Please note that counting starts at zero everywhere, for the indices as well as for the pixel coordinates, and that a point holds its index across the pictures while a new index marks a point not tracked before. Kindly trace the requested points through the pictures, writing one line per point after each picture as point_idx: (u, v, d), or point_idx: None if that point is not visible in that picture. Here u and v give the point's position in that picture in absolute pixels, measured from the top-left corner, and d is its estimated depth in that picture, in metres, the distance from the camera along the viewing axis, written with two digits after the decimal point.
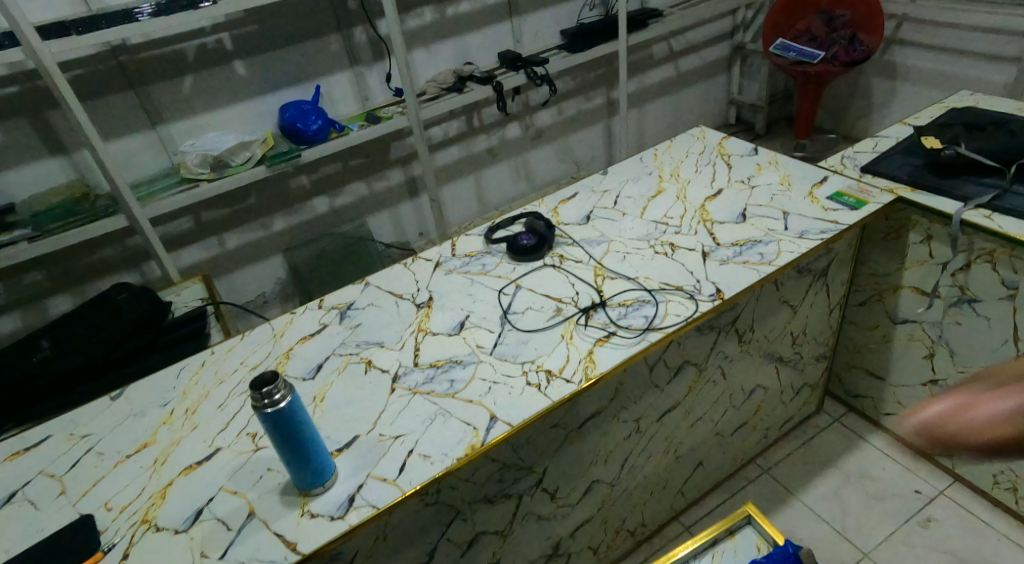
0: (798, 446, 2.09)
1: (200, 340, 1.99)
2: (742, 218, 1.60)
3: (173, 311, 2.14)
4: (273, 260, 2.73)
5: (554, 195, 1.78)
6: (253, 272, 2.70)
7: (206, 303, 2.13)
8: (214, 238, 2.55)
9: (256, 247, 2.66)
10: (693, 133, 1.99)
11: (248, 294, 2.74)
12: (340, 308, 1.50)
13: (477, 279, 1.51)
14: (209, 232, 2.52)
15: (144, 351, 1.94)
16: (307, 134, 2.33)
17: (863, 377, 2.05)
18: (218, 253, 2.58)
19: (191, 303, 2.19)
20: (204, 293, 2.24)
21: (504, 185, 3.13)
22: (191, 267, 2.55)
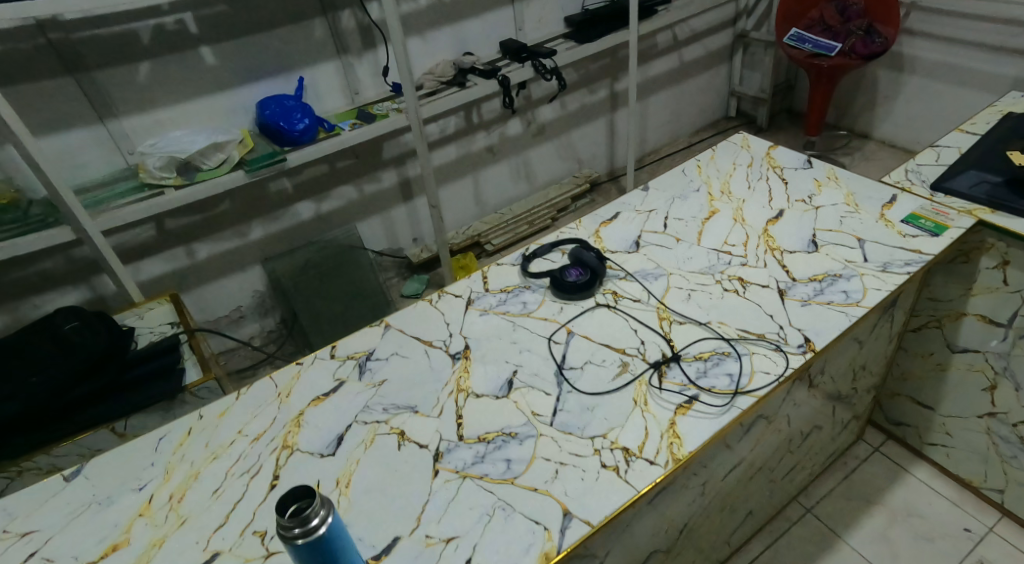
0: (840, 481, 1.91)
1: (171, 379, 1.70)
2: (814, 246, 1.40)
3: (138, 340, 1.85)
4: (250, 272, 2.43)
5: (593, 214, 1.55)
6: (227, 285, 2.40)
7: (178, 330, 1.86)
8: (182, 248, 2.25)
9: (230, 257, 2.36)
10: (735, 140, 1.76)
11: (222, 309, 2.45)
12: (359, 359, 1.26)
13: (519, 322, 1.29)
14: (175, 241, 2.22)
15: (100, 394, 1.65)
16: (291, 135, 2.04)
17: (907, 406, 1.86)
18: (185, 265, 2.28)
19: (160, 328, 1.90)
20: (173, 316, 1.95)
21: (503, 186, 2.89)
22: (152, 280, 2.25)
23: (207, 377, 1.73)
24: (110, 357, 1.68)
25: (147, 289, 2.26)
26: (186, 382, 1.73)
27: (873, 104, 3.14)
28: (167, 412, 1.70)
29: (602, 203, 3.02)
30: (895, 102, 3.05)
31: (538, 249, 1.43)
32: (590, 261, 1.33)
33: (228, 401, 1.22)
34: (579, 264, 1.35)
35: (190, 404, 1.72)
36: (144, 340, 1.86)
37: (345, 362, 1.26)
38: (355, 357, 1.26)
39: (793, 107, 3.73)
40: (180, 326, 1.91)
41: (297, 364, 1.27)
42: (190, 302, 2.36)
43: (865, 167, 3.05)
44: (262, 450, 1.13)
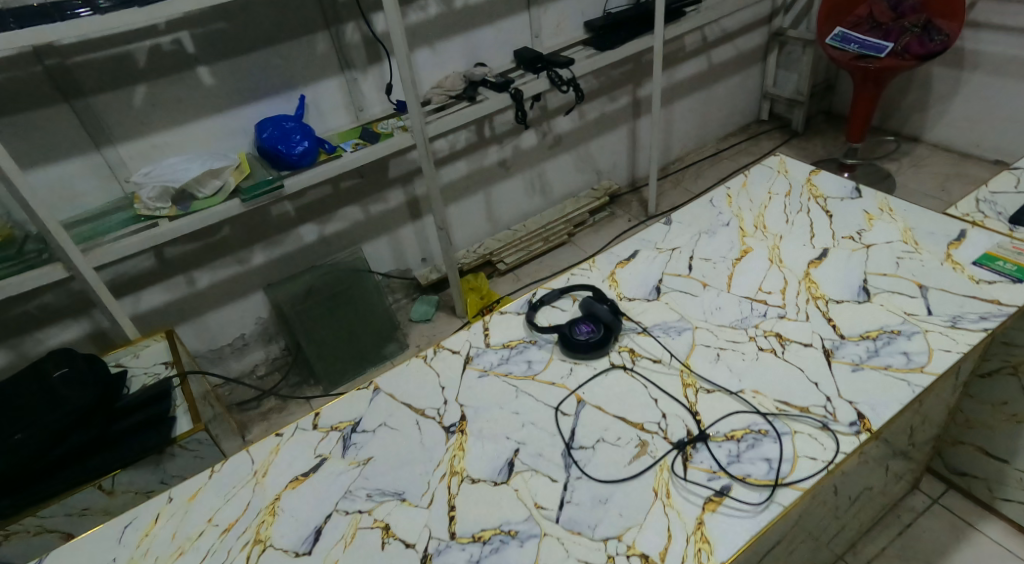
0: (895, 538, 1.69)
1: (160, 431, 1.58)
2: (866, 294, 1.23)
3: (131, 383, 1.75)
4: (253, 299, 2.31)
5: (609, 252, 1.38)
6: (228, 313, 2.28)
7: (171, 376, 1.71)
8: (182, 276, 2.12)
9: (232, 284, 2.23)
10: (771, 165, 1.59)
11: (224, 338, 2.32)
12: (344, 430, 1.12)
13: (521, 387, 1.13)
14: (175, 269, 2.10)
15: (89, 448, 1.53)
16: (290, 157, 1.89)
17: (973, 455, 1.65)
18: (186, 294, 2.16)
19: (154, 369, 1.79)
20: (166, 355, 1.83)
21: (519, 202, 2.70)
22: (152, 311, 2.13)
23: (197, 428, 1.59)
24: (96, 409, 1.54)
25: (146, 320, 2.13)
26: (175, 433, 1.60)
27: (926, 104, 2.87)
28: (156, 465, 1.58)
29: (623, 217, 2.84)
30: (951, 102, 2.78)
31: (545, 296, 1.28)
32: (604, 314, 1.17)
33: (201, 480, 1.09)
34: (592, 316, 1.19)
35: (179, 455, 1.61)
36: (135, 384, 1.75)
37: (328, 434, 1.12)
38: (339, 428, 1.12)
39: (830, 108, 3.50)
40: (173, 369, 1.78)
41: (275, 435, 1.13)
42: (192, 332, 2.23)
43: (913, 174, 2.81)
44: (233, 544, 1.00)
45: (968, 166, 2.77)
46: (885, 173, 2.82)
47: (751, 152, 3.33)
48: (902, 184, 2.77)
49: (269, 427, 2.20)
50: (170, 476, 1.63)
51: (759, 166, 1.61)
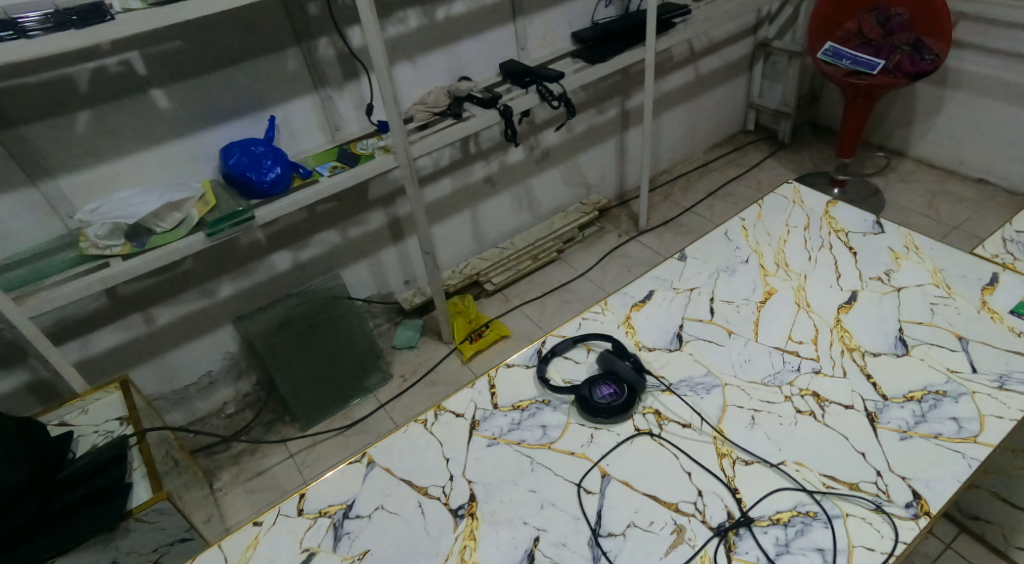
0: None
1: (113, 503, 1.43)
2: (903, 347, 1.14)
3: (78, 445, 1.57)
4: (220, 333, 2.13)
5: (622, 293, 1.26)
6: (193, 351, 2.10)
7: (127, 435, 1.56)
8: (139, 314, 1.95)
9: (196, 319, 2.06)
10: (786, 195, 1.50)
11: (189, 376, 2.15)
12: (334, 516, 1.00)
13: (537, 458, 1.01)
14: (131, 308, 1.92)
15: (25, 530, 1.36)
16: (260, 185, 1.75)
17: (988, 501, 1.57)
18: (144, 333, 1.98)
19: (106, 427, 1.63)
20: (120, 410, 1.67)
21: (506, 220, 2.55)
22: (105, 353, 1.94)
23: (157, 497, 1.44)
24: (36, 484, 1.37)
25: (99, 364, 1.95)
26: (133, 504, 1.44)
27: (910, 120, 2.81)
28: (106, 544, 1.45)
29: (612, 232, 2.73)
30: (936, 118, 2.72)
31: (556, 347, 1.15)
32: (629, 373, 1.05)
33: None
34: (614, 374, 1.07)
35: (135, 530, 1.46)
36: (83, 445, 1.58)
37: (316, 522, 1.00)
38: (329, 514, 1.00)
39: (815, 120, 3.45)
40: (128, 426, 1.61)
41: (254, 524, 1.01)
42: (151, 372, 2.06)
43: (901, 190, 2.74)
44: None
45: (956, 182, 2.71)
46: (875, 189, 2.75)
47: (738, 164, 3.25)
48: (890, 201, 2.70)
49: (241, 472, 2.05)
50: (124, 553, 1.50)
51: (773, 195, 1.51)
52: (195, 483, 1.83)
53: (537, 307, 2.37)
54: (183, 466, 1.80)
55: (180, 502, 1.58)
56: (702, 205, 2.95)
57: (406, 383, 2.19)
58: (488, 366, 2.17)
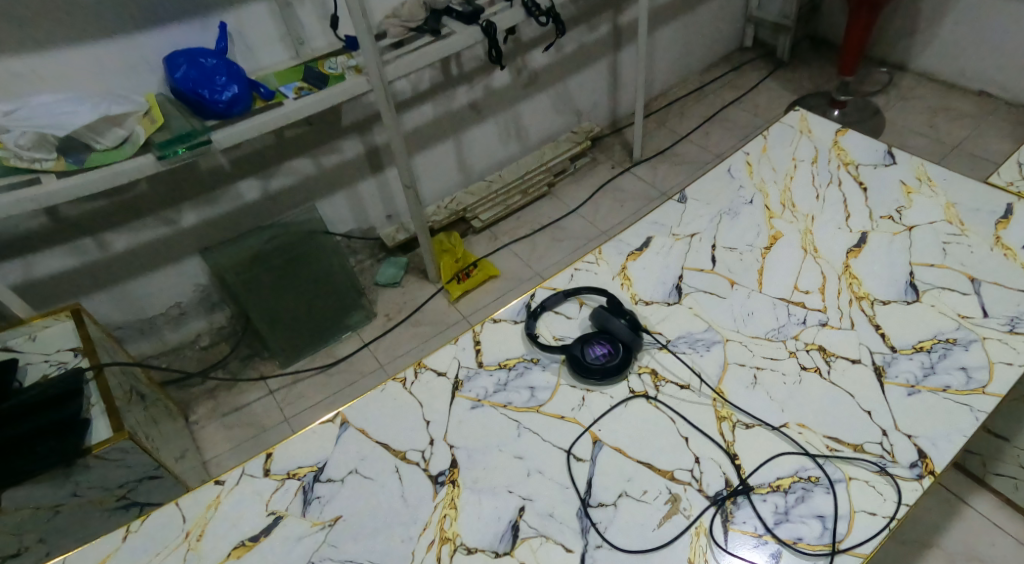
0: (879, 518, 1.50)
1: (69, 439, 1.35)
2: (914, 294, 1.06)
3: (25, 373, 1.49)
4: (187, 265, 1.99)
5: (617, 240, 1.17)
6: (158, 281, 1.97)
7: (82, 368, 1.46)
8: (91, 239, 1.79)
9: (157, 248, 1.90)
10: (793, 124, 1.38)
11: (156, 307, 2.02)
12: (304, 479, 0.93)
13: (525, 423, 0.94)
14: (83, 232, 1.76)
15: None
16: (215, 105, 1.60)
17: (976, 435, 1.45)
18: (99, 259, 1.83)
19: (58, 357, 1.54)
20: (73, 340, 1.58)
21: (492, 148, 2.40)
22: (55, 278, 1.79)
23: (119, 436, 1.38)
24: None
25: (53, 291, 1.81)
26: (92, 440, 1.38)
27: (911, 32, 2.62)
28: (63, 478, 1.37)
29: (606, 163, 2.61)
30: (939, 26, 2.53)
31: (547, 300, 1.07)
32: (625, 330, 0.98)
33: (113, 543, 0.90)
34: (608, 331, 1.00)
35: (96, 466, 1.40)
36: (33, 374, 1.50)
37: (284, 484, 0.93)
38: (297, 476, 0.93)
39: (815, 35, 3.24)
40: (83, 358, 1.53)
41: (215, 483, 0.94)
42: (112, 299, 1.93)
43: (904, 107, 2.60)
44: None
45: (962, 97, 2.56)
46: (874, 109, 2.60)
47: (736, 86, 3.07)
48: (890, 121, 2.56)
49: (217, 406, 2.00)
50: (86, 487, 1.43)
51: (778, 124, 1.39)
52: (166, 417, 1.75)
53: (526, 246, 2.26)
54: (148, 398, 1.72)
55: (146, 440, 1.52)
56: (698, 132, 2.81)
57: (390, 322, 2.12)
58: (476, 307, 2.09)
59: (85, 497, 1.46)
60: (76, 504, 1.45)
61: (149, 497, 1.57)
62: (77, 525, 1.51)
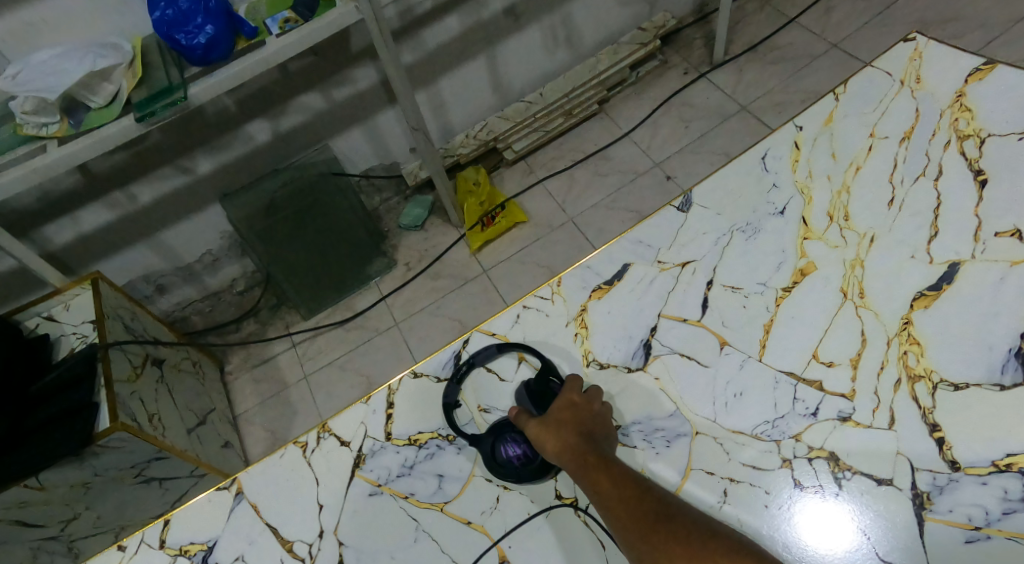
0: None
1: (75, 426, 1.24)
2: (1018, 372, 0.75)
3: (57, 350, 1.37)
4: (213, 212, 1.89)
5: (583, 266, 0.89)
6: (187, 230, 1.90)
7: (94, 346, 1.34)
8: (120, 192, 1.71)
9: (178, 199, 1.80)
10: (897, 70, 0.98)
11: (191, 253, 1.98)
12: (193, 559, 0.85)
13: (424, 524, 0.78)
14: (108, 187, 1.68)
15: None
16: (192, 53, 1.20)
17: None
18: (131, 212, 1.77)
19: (82, 330, 1.40)
20: (92, 311, 1.42)
21: (534, 61, 2.02)
22: (97, 232, 1.76)
23: (115, 428, 1.26)
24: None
25: (84, 245, 1.78)
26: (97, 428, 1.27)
27: None
28: (80, 462, 1.28)
29: (678, 68, 2.15)
30: None
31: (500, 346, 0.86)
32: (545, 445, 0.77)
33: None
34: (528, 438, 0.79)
35: (104, 453, 1.30)
36: (60, 351, 1.37)
37: (175, 562, 0.85)
38: (188, 555, 0.85)
39: None
40: (97, 332, 1.37)
41: (117, 548, 0.87)
42: (151, 251, 1.90)
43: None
44: None
45: None
46: None
47: None
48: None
49: (249, 357, 1.98)
50: (104, 468, 1.35)
51: (869, 70, 1.00)
52: (189, 377, 1.75)
53: (563, 182, 1.99)
54: (170, 362, 1.68)
55: (155, 421, 1.42)
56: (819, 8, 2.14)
57: (409, 274, 1.96)
58: (498, 260, 1.89)
59: (108, 476, 1.38)
60: (102, 482, 1.38)
61: (170, 472, 1.49)
62: (126, 501, 1.48)
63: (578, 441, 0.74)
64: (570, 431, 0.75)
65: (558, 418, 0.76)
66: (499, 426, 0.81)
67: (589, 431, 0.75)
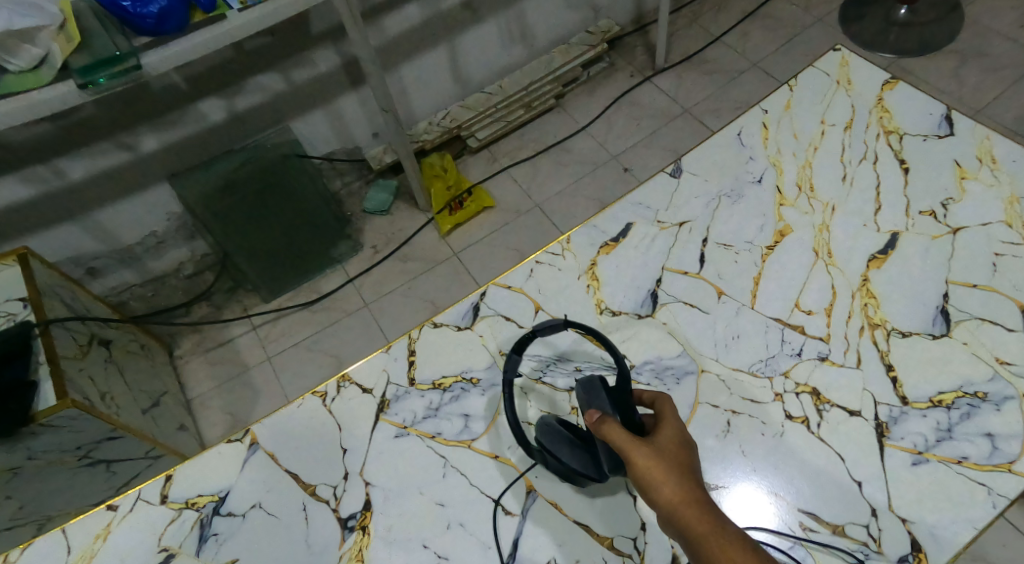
0: None
1: (10, 407, 1.17)
2: (943, 325, 0.86)
3: None
4: (157, 192, 1.75)
5: (589, 224, 0.97)
6: (125, 213, 1.74)
7: (28, 325, 1.26)
8: (43, 166, 1.53)
9: (114, 178, 1.64)
10: (832, 70, 1.09)
11: (131, 235, 1.81)
12: (203, 511, 0.83)
13: (452, 461, 0.83)
14: (31, 159, 1.51)
15: None
16: (143, 21, 1.09)
17: None
18: (57, 189, 1.59)
19: (7, 308, 1.31)
20: (24, 289, 1.34)
21: (491, 55, 2.02)
22: (13, 212, 1.57)
23: None
24: None
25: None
26: (39, 407, 1.21)
27: None
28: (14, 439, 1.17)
29: (624, 71, 2.19)
30: None
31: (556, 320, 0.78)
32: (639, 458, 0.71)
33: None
34: (578, 370, 0.87)
35: (42, 434, 1.23)
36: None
37: (180, 515, 0.83)
38: (196, 507, 0.83)
39: None
40: (31, 312, 1.30)
41: (107, 508, 0.84)
42: (82, 231, 1.71)
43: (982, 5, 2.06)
44: None
45: None
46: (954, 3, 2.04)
47: None
48: (971, 18, 2.03)
49: (201, 340, 1.90)
50: (41, 451, 1.26)
51: (811, 69, 1.10)
52: (137, 358, 1.67)
53: (527, 170, 2.03)
54: (116, 343, 1.61)
55: (106, 400, 1.36)
56: (735, 32, 2.20)
57: (378, 256, 1.96)
58: (469, 242, 1.93)
59: (44, 460, 1.29)
60: (36, 467, 1.29)
61: (119, 455, 1.41)
62: (65, 486, 1.38)
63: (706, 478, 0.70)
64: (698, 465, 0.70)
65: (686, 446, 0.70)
66: (544, 363, 0.88)
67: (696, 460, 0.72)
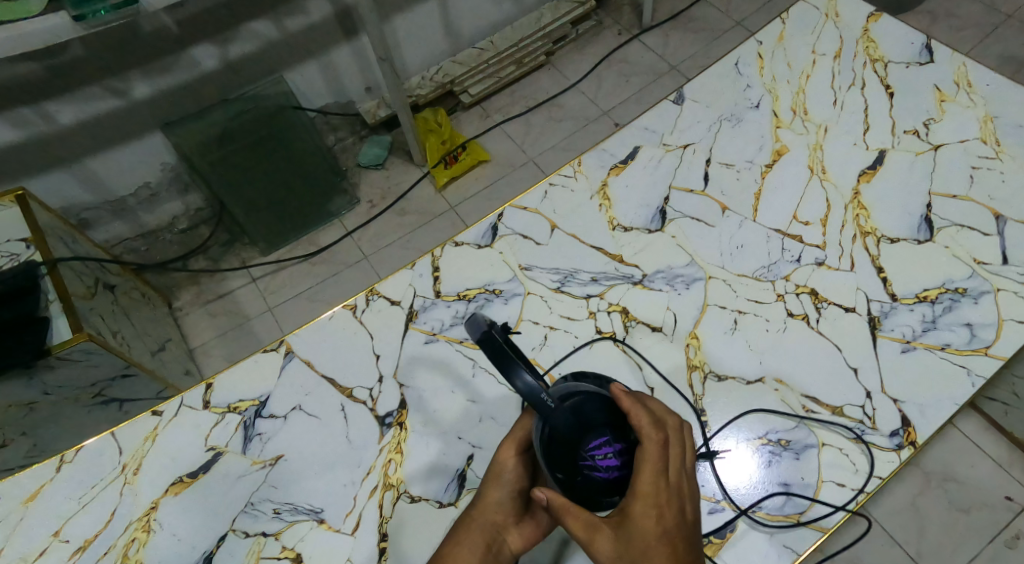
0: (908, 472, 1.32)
1: (23, 339, 1.09)
2: (928, 232, 0.94)
3: None
4: (150, 142, 1.67)
5: (599, 149, 1.03)
6: (116, 161, 1.65)
7: (34, 263, 1.17)
8: (31, 109, 1.45)
9: (104, 126, 1.56)
10: (822, 4, 1.15)
11: (125, 186, 1.72)
12: (245, 414, 0.88)
13: (481, 361, 0.89)
14: (18, 101, 1.42)
15: None
16: None
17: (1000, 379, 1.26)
18: (45, 134, 1.51)
19: (8, 248, 1.19)
20: (26, 229, 1.22)
21: (482, 8, 2.03)
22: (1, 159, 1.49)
23: (81, 338, 1.12)
24: None
25: None
26: (53, 341, 1.13)
27: None
28: (26, 378, 1.14)
29: (612, 29, 2.21)
30: None
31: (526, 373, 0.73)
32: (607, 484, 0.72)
33: (46, 474, 0.85)
34: (594, 279, 0.93)
35: (59, 367, 1.15)
36: None
37: (224, 418, 0.87)
38: (238, 411, 0.88)
39: None
40: (36, 251, 1.19)
41: (153, 413, 0.88)
42: (74, 181, 1.63)
43: None
44: None
45: None
46: None
47: None
48: None
49: (202, 292, 1.81)
50: (56, 386, 1.20)
51: (803, 5, 1.16)
52: (142, 305, 1.58)
53: (520, 126, 2.07)
54: (120, 288, 1.50)
55: (118, 337, 1.26)
56: None
57: (374, 211, 1.92)
58: (465, 195, 1.95)
59: (59, 395, 1.22)
60: (50, 402, 1.23)
61: (132, 395, 1.33)
62: (78, 425, 1.32)
63: (688, 519, 0.69)
64: (671, 516, 0.68)
65: (653, 497, 0.68)
66: (562, 275, 0.93)
67: (683, 479, 0.71)
